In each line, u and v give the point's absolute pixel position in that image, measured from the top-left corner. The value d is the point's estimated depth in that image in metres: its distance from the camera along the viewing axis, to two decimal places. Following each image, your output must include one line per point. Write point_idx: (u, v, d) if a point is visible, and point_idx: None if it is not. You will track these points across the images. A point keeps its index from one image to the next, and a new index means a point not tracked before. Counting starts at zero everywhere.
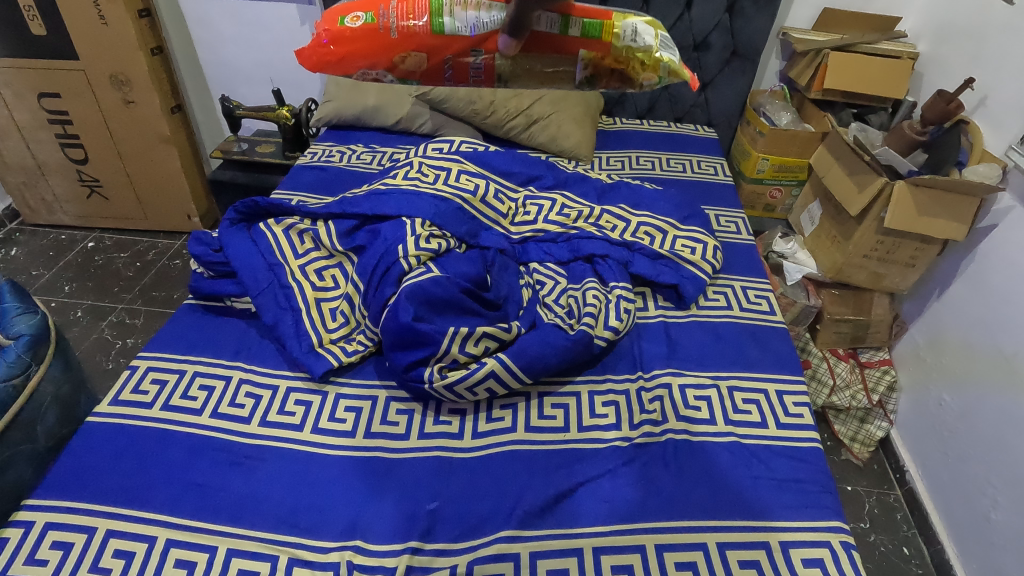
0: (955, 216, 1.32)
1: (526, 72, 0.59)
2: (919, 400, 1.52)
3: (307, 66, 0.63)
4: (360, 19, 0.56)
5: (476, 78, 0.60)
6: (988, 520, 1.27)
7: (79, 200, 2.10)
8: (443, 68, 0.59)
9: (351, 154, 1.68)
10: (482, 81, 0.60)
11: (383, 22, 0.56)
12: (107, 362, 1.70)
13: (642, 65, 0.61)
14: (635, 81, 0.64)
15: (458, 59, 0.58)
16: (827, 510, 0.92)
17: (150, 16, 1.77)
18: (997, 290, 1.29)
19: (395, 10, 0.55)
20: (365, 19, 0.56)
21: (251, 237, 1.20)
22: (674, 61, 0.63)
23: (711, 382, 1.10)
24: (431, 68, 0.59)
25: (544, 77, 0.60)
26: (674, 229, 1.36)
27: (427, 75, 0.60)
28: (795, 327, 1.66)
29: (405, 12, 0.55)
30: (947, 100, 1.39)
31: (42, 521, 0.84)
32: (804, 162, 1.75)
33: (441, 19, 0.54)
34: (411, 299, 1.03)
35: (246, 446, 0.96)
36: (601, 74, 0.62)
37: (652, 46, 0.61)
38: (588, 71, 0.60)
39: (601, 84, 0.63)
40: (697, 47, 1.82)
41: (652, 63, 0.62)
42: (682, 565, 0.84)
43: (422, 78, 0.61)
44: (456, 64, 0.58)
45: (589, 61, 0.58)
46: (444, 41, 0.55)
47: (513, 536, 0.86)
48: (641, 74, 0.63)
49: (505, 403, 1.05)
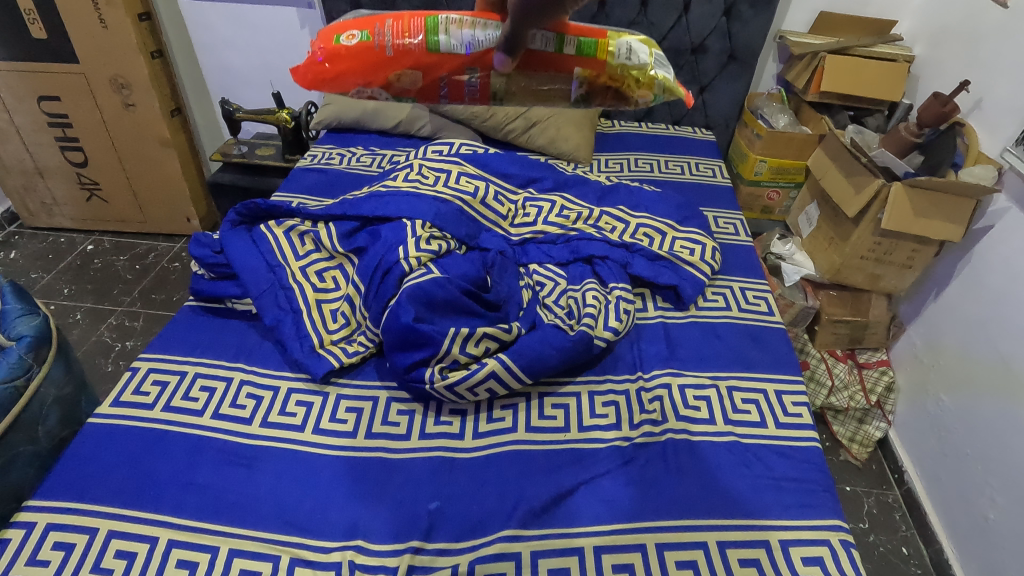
0: (951, 217, 1.33)
1: (520, 90, 0.61)
2: (917, 400, 1.52)
3: (304, 83, 0.67)
4: (356, 38, 0.60)
5: (471, 95, 0.62)
6: (986, 519, 1.28)
7: (78, 203, 2.10)
8: (437, 83, 0.62)
9: (351, 157, 1.69)
10: (476, 98, 0.62)
11: (378, 40, 0.59)
12: (107, 365, 1.70)
13: (636, 82, 0.64)
14: (630, 97, 0.67)
15: (452, 77, 0.60)
16: (826, 508, 0.93)
17: (150, 20, 1.78)
18: (993, 290, 1.30)
19: (390, 28, 0.58)
20: (360, 37, 0.60)
21: (252, 239, 1.20)
22: (667, 79, 0.67)
23: (710, 382, 1.11)
24: (426, 84, 0.62)
25: (539, 94, 0.62)
26: (672, 231, 1.37)
27: (423, 91, 0.63)
28: (793, 328, 1.66)
29: (400, 30, 0.58)
30: (943, 102, 1.41)
31: (44, 522, 0.84)
32: (801, 164, 1.76)
33: (435, 37, 0.56)
34: (412, 300, 1.04)
35: (247, 447, 0.96)
36: (596, 91, 0.66)
37: (645, 64, 0.64)
38: (583, 88, 0.63)
39: (595, 100, 0.68)
40: (694, 50, 1.83)
41: (647, 80, 0.65)
42: (682, 564, 0.84)
43: (419, 95, 0.64)
44: (450, 82, 0.61)
45: (586, 80, 0.61)
46: (438, 58, 0.58)
47: (514, 536, 0.86)
48: (635, 92, 0.66)
49: (505, 403, 1.06)
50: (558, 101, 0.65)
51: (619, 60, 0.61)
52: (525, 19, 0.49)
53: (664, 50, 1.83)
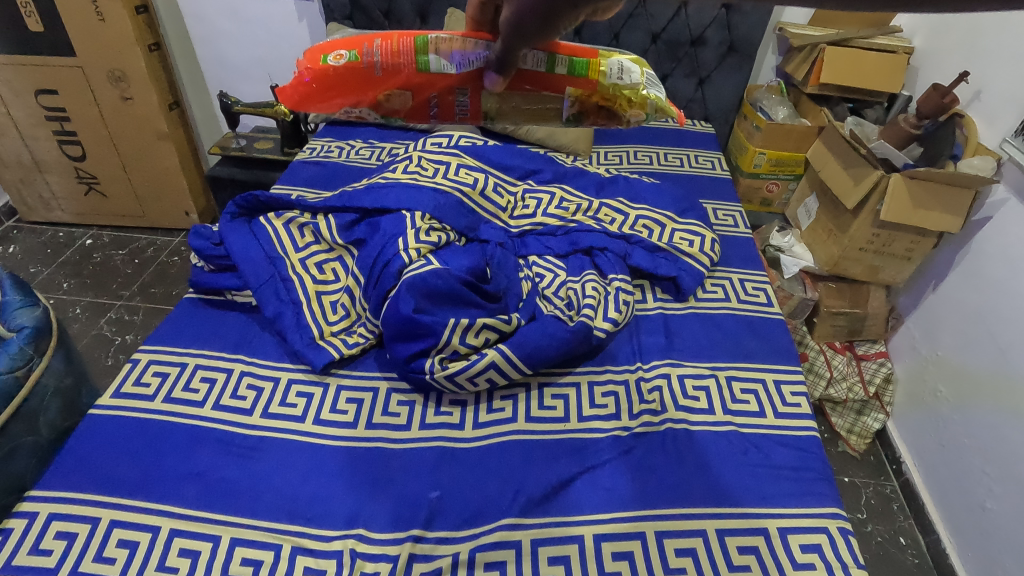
0: (949, 208, 1.33)
1: (521, 104, 0.90)
2: (915, 392, 1.53)
3: (292, 101, 1.07)
4: (341, 55, 0.94)
5: (461, 110, 0.96)
6: (984, 509, 1.29)
7: (76, 197, 2.10)
8: (428, 102, 0.98)
9: (350, 150, 1.68)
10: (469, 117, 0.96)
11: (367, 57, 0.92)
12: (107, 359, 1.70)
13: (625, 98, 0.97)
14: (622, 114, 1.00)
15: (440, 98, 0.96)
16: (824, 496, 0.93)
17: (147, 13, 1.77)
18: (992, 281, 1.31)
19: (377, 48, 0.91)
20: (345, 54, 0.94)
21: (251, 231, 1.20)
22: (653, 98, 1.00)
23: (709, 372, 1.11)
24: (411, 104, 1.01)
25: (535, 112, 0.93)
26: (672, 222, 1.37)
27: (411, 110, 1.02)
28: (792, 320, 1.66)
29: (387, 49, 0.90)
30: (942, 93, 1.40)
31: (46, 511, 0.85)
32: (801, 157, 1.76)
33: (425, 57, 0.86)
34: (412, 290, 1.04)
35: (248, 437, 0.97)
36: (593, 107, 0.97)
37: (633, 87, 0.97)
38: (578, 106, 0.95)
39: (590, 117, 0.98)
40: (693, 42, 1.83)
41: (637, 101, 0.99)
42: (682, 551, 0.85)
43: (409, 112, 1.03)
44: (439, 101, 0.96)
45: (580, 93, 0.91)
46: (422, 79, 0.92)
47: (514, 524, 0.87)
48: (627, 108, 0.99)
49: (505, 394, 1.06)
50: (555, 118, 0.95)
51: (611, 77, 0.93)
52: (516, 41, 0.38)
53: (663, 42, 1.83)
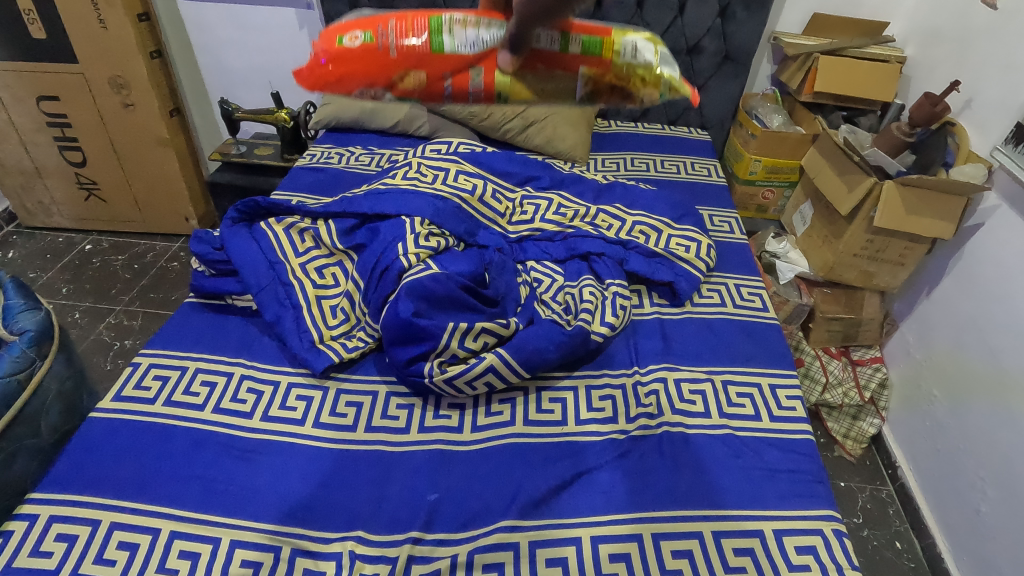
0: (942, 215, 1.35)
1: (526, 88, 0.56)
2: (910, 397, 1.54)
3: (308, 85, 0.64)
4: (358, 37, 0.56)
5: (475, 96, 0.56)
6: (978, 513, 1.29)
7: (76, 203, 2.11)
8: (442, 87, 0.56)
9: (350, 156, 1.70)
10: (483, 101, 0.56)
11: (381, 40, 0.55)
12: (106, 364, 1.70)
13: (643, 82, 0.56)
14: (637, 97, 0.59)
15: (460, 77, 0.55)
16: (818, 499, 0.95)
17: (149, 20, 1.79)
18: (984, 286, 1.33)
19: (393, 28, 0.55)
20: (362, 37, 0.56)
21: (252, 236, 1.21)
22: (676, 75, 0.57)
23: (705, 376, 1.12)
24: (430, 86, 0.56)
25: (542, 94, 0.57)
26: (668, 228, 1.38)
27: (427, 94, 0.58)
28: (788, 325, 1.68)
29: (403, 29, 0.55)
30: (934, 102, 1.42)
31: (46, 514, 0.85)
32: (796, 164, 1.78)
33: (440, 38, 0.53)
34: (411, 295, 1.05)
35: (248, 439, 0.97)
36: (602, 90, 0.58)
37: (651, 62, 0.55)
38: (589, 88, 0.57)
39: (602, 101, 0.60)
40: (690, 51, 1.85)
41: (653, 78, 0.56)
42: (678, 553, 0.85)
43: (424, 98, 0.58)
44: (455, 82, 0.55)
45: (589, 78, 0.54)
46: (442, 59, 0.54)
47: (512, 526, 0.87)
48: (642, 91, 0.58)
49: (503, 397, 1.07)
50: (564, 102, 0.59)
51: (622, 58, 0.54)
52: (534, 17, 0.47)
53: None
